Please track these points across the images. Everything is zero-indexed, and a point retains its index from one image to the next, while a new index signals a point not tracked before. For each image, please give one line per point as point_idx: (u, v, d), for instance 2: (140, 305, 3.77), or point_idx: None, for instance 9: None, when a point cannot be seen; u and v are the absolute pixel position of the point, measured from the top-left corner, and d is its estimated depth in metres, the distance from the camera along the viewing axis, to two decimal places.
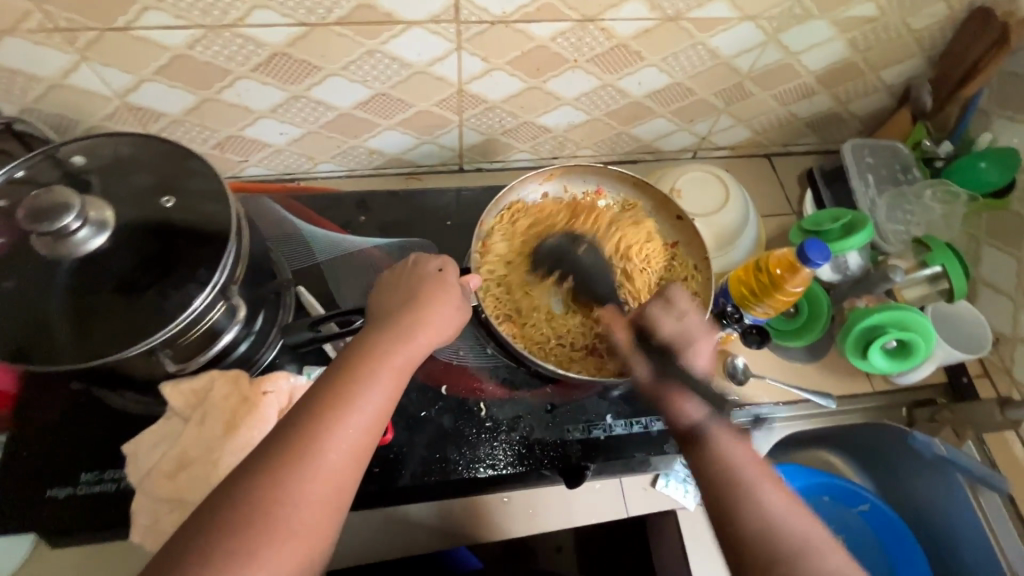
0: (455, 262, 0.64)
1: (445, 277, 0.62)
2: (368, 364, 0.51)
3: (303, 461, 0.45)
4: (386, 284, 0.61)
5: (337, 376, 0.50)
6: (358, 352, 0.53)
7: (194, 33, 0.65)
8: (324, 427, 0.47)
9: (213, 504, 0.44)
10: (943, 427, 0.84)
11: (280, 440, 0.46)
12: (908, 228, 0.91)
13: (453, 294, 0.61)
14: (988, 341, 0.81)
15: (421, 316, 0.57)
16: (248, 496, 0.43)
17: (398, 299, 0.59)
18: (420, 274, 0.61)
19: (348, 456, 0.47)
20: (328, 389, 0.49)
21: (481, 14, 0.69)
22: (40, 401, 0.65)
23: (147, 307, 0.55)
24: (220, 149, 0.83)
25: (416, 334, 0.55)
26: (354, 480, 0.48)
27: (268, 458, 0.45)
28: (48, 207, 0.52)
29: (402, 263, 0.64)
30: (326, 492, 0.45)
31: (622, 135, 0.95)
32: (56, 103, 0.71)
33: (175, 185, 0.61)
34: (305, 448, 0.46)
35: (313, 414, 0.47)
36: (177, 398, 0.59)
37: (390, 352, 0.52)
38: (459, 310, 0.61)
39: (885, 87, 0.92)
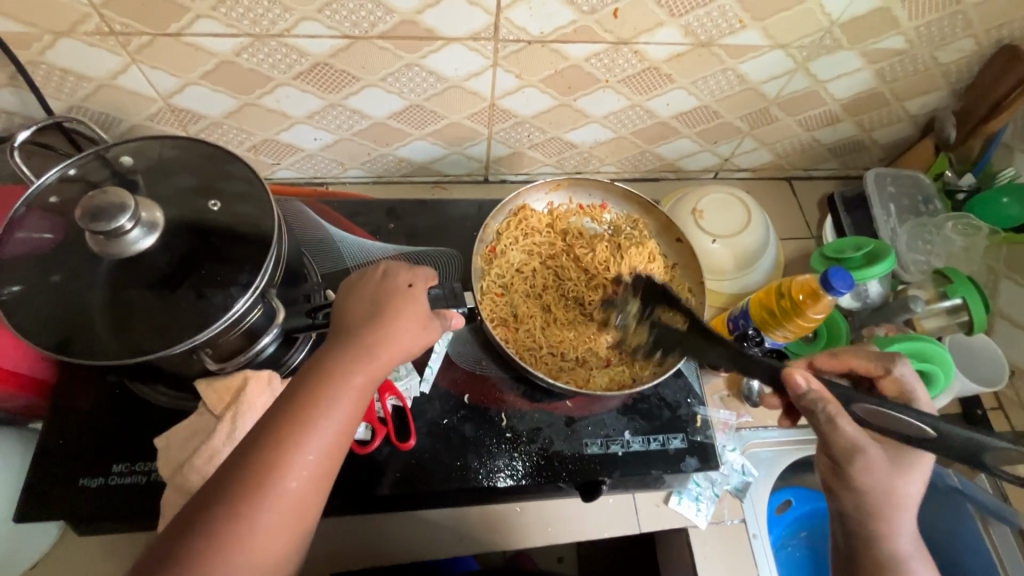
0: (429, 272, 0.59)
1: (415, 292, 0.56)
2: (326, 386, 0.49)
3: (262, 494, 0.44)
4: (353, 289, 0.56)
5: (296, 400, 0.48)
6: (315, 372, 0.50)
7: (242, 42, 0.67)
8: (278, 463, 0.45)
9: (178, 529, 0.43)
10: (957, 458, 0.85)
11: (238, 469, 0.45)
12: (928, 258, 0.91)
13: (423, 308, 0.56)
14: (1004, 376, 0.82)
15: (388, 334, 0.53)
16: (210, 529, 0.43)
17: (363, 310, 0.54)
18: (389, 285, 0.56)
19: (303, 490, 0.46)
20: (287, 414, 0.47)
21: (520, 33, 0.70)
22: (76, 391, 0.67)
23: (190, 307, 0.57)
24: (255, 151, 0.85)
25: (380, 355, 0.51)
26: (311, 506, 0.47)
27: (226, 490, 0.44)
28: (102, 208, 0.53)
29: (373, 269, 0.58)
30: (285, 524, 0.45)
31: (646, 153, 0.96)
32: (103, 102, 0.74)
33: (218, 187, 0.62)
34: (262, 480, 0.44)
35: (269, 443, 0.46)
36: (211, 393, 0.61)
37: (352, 373, 0.49)
38: (433, 323, 0.57)
39: (909, 118, 0.93)
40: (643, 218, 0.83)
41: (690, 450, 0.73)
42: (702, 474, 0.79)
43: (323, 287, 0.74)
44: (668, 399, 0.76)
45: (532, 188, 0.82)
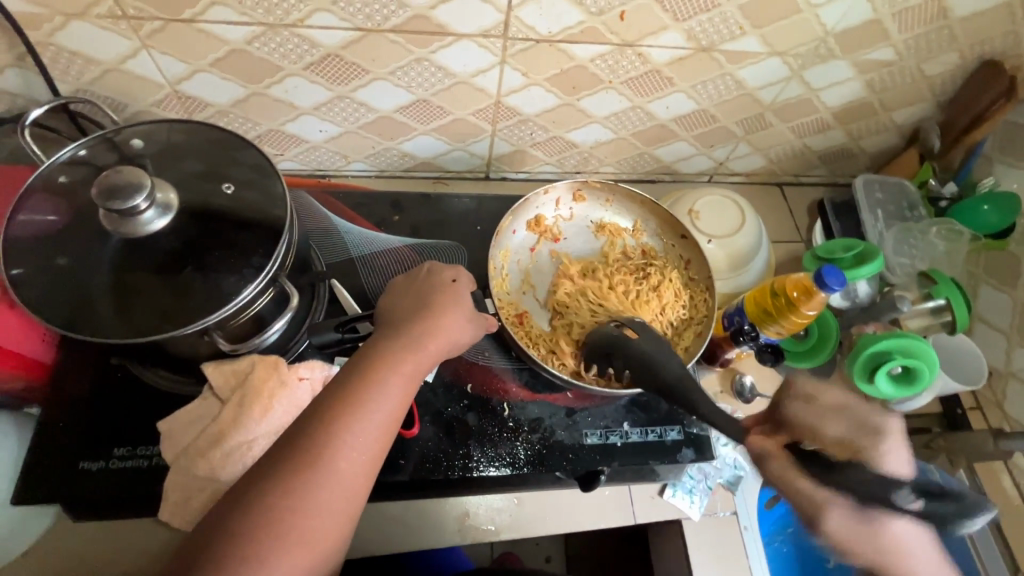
0: (470, 275, 0.65)
1: (457, 288, 0.62)
2: (378, 371, 0.53)
3: (320, 470, 0.47)
4: (398, 290, 0.62)
5: (350, 386, 0.51)
6: (366, 358, 0.54)
7: (254, 30, 0.68)
8: (333, 442, 0.48)
9: (235, 504, 0.46)
10: (937, 453, 0.88)
11: (294, 445, 0.48)
12: (913, 261, 0.95)
13: (465, 304, 0.62)
14: (983, 372, 0.85)
15: (434, 325, 0.58)
16: (269, 500, 0.45)
17: (410, 304, 0.60)
18: (432, 282, 0.62)
19: (356, 470, 0.49)
20: (340, 394, 0.51)
21: (528, 32, 0.72)
22: (78, 375, 0.66)
23: (202, 289, 0.57)
24: (259, 142, 0.86)
25: (427, 340, 0.56)
26: (365, 486, 0.50)
27: (280, 466, 0.47)
28: (117, 185, 0.53)
29: (417, 269, 0.65)
30: (339, 497, 0.48)
31: (644, 155, 0.99)
32: (110, 86, 0.73)
33: (226, 173, 0.63)
34: (318, 456, 0.48)
35: (324, 421, 0.49)
36: (218, 377, 0.61)
37: (403, 362, 0.54)
38: (474, 319, 0.62)
39: (895, 128, 0.97)
40: (647, 221, 0.86)
41: (687, 442, 0.75)
42: (696, 468, 0.81)
43: (327, 277, 0.75)
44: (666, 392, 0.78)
45: (549, 192, 0.84)
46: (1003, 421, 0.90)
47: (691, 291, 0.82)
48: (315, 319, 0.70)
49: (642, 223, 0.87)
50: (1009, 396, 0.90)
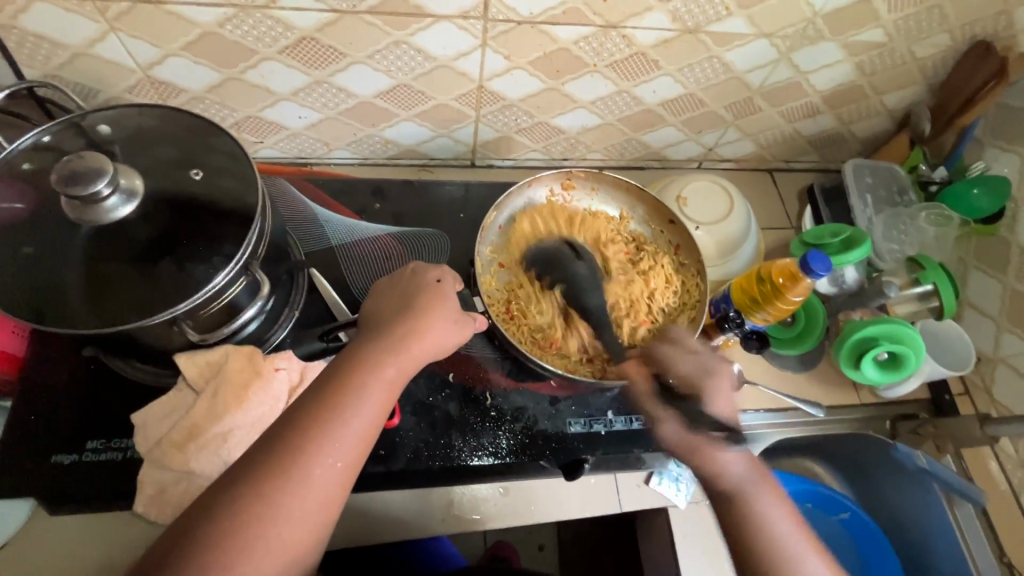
0: (456, 274, 0.64)
1: (443, 288, 0.61)
2: (359, 375, 0.52)
3: (292, 474, 0.47)
4: (382, 290, 0.61)
5: (329, 390, 0.51)
6: (347, 361, 0.53)
7: (225, 12, 0.66)
8: (308, 446, 0.48)
9: (206, 507, 0.46)
10: (925, 440, 0.88)
11: (269, 449, 0.48)
12: (903, 247, 0.93)
13: (451, 303, 0.60)
14: (972, 359, 0.83)
15: (418, 326, 0.57)
16: (239, 504, 0.45)
17: (395, 304, 0.59)
18: (418, 282, 0.61)
19: (331, 476, 0.48)
20: (318, 398, 0.50)
21: (509, 13, 0.70)
22: (52, 366, 0.65)
23: (172, 278, 0.56)
24: (237, 129, 0.84)
25: (410, 342, 0.55)
26: (340, 492, 0.49)
27: (254, 470, 0.47)
28: (81, 171, 0.52)
29: (401, 269, 0.64)
30: (313, 503, 0.47)
31: (632, 141, 0.97)
32: (80, 71, 0.71)
33: (198, 159, 0.61)
34: (293, 460, 0.47)
35: (301, 424, 0.49)
36: (191, 368, 0.60)
37: (384, 366, 0.53)
38: (463, 320, 0.61)
39: (886, 112, 0.96)
40: (635, 209, 0.85)
41: None
42: (682, 456, 0.80)
43: (306, 266, 0.74)
44: None
45: (537, 180, 0.82)
46: (991, 407, 0.90)
47: (681, 278, 0.81)
48: (294, 308, 0.70)
49: (629, 211, 0.85)
50: (998, 382, 0.90)
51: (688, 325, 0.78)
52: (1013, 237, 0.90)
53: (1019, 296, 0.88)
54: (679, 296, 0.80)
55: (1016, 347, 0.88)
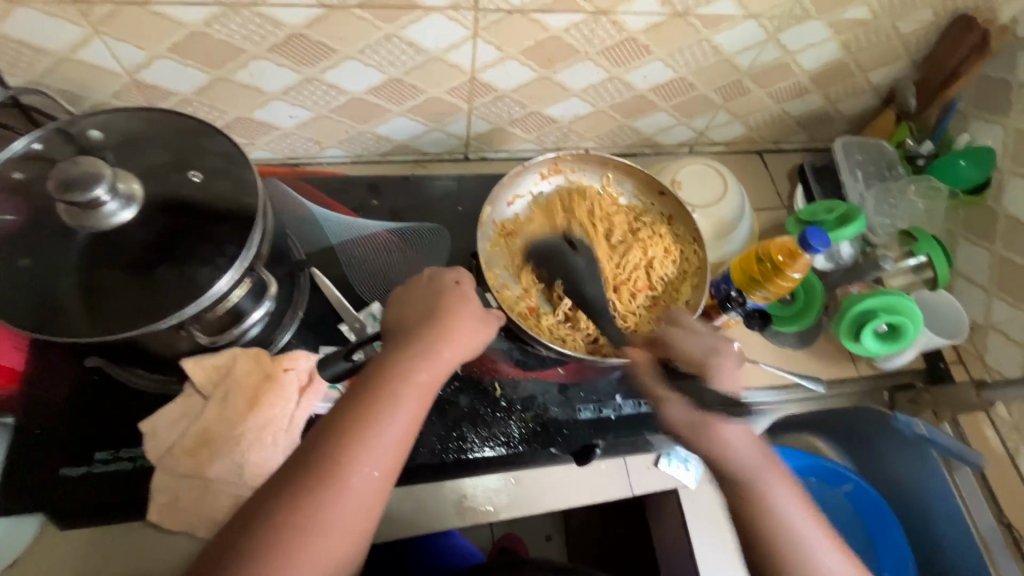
0: (470, 275, 0.65)
1: (463, 289, 0.63)
2: (392, 384, 0.53)
3: (332, 485, 0.48)
4: (402, 295, 0.63)
5: (364, 398, 0.52)
6: (379, 370, 0.54)
7: (212, 11, 0.65)
8: (346, 455, 0.49)
9: (248, 517, 0.47)
10: (923, 408, 0.90)
11: (309, 459, 0.49)
12: (894, 221, 0.94)
13: (471, 303, 0.62)
14: (964, 329, 0.85)
15: (443, 330, 0.58)
16: (282, 513, 0.46)
17: (418, 310, 0.61)
18: (438, 286, 0.63)
19: (368, 484, 0.49)
20: (354, 408, 0.51)
21: (500, 3, 0.70)
22: (57, 381, 0.64)
23: (175, 282, 0.55)
24: (227, 131, 0.82)
25: (439, 348, 0.57)
26: (378, 501, 0.50)
27: (296, 482, 0.47)
28: (78, 176, 0.51)
29: (418, 277, 0.64)
30: (353, 510, 0.48)
31: (624, 128, 0.98)
32: (63, 77, 0.70)
33: (193, 161, 0.61)
34: (333, 470, 0.48)
35: (339, 434, 0.50)
36: (199, 373, 0.59)
37: (416, 374, 0.54)
38: (482, 323, 0.62)
39: (871, 89, 0.97)
40: (625, 185, 0.85)
41: None
42: None
43: (306, 266, 0.73)
44: None
45: (525, 170, 0.81)
46: (985, 373, 0.92)
47: (680, 248, 0.81)
48: (296, 308, 0.69)
49: (619, 187, 0.85)
50: (990, 349, 0.93)
51: (693, 292, 0.78)
52: (999, 207, 0.91)
53: (1009, 264, 0.90)
54: (679, 265, 0.80)
55: (1008, 313, 0.90)
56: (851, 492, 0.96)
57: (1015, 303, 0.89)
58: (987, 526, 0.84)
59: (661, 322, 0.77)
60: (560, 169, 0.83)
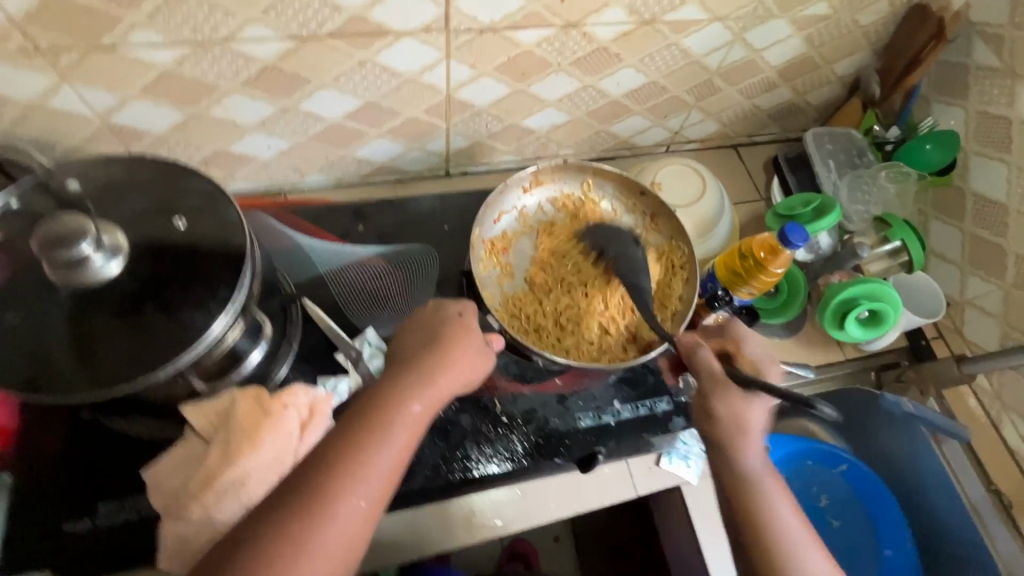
0: (474, 306, 0.67)
1: (466, 321, 0.64)
2: (387, 414, 0.54)
3: (319, 516, 0.47)
4: (407, 325, 0.64)
5: (358, 429, 0.53)
6: (375, 400, 0.55)
7: (182, 51, 0.64)
8: (335, 485, 0.49)
9: (231, 547, 0.46)
10: (909, 386, 0.93)
11: (294, 491, 0.49)
12: (868, 208, 0.98)
13: (475, 336, 0.64)
14: (942, 308, 0.88)
15: (441, 358, 0.60)
16: (265, 543, 0.46)
17: (419, 340, 0.62)
18: (441, 316, 0.64)
19: (356, 515, 0.49)
20: (344, 439, 0.52)
21: (471, 23, 0.71)
22: (52, 434, 0.63)
23: (167, 330, 0.55)
24: (205, 166, 0.82)
25: (435, 377, 0.58)
26: (365, 533, 0.50)
27: (279, 516, 0.47)
28: (64, 234, 0.51)
29: (424, 308, 0.66)
30: (339, 542, 0.48)
31: (601, 133, 0.99)
32: (33, 125, 0.69)
33: (176, 205, 0.60)
34: (320, 502, 0.48)
35: (329, 465, 0.50)
36: (200, 417, 0.59)
37: (412, 404, 0.55)
38: (480, 352, 0.64)
39: (837, 79, 1.00)
40: (605, 189, 0.86)
41: (676, 411, 0.78)
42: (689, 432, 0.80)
43: (298, 297, 0.74)
44: (651, 365, 0.81)
45: (508, 186, 0.82)
46: (964, 347, 0.97)
47: (663, 247, 0.84)
48: (291, 341, 0.70)
49: (600, 191, 0.86)
50: (967, 323, 0.96)
51: (684, 288, 0.81)
52: (966, 186, 0.95)
53: (979, 240, 0.93)
54: (663, 264, 0.83)
55: (981, 288, 0.93)
56: (846, 472, 0.98)
57: (987, 277, 0.92)
58: (977, 492, 0.88)
59: (658, 319, 0.80)
60: (541, 180, 0.84)
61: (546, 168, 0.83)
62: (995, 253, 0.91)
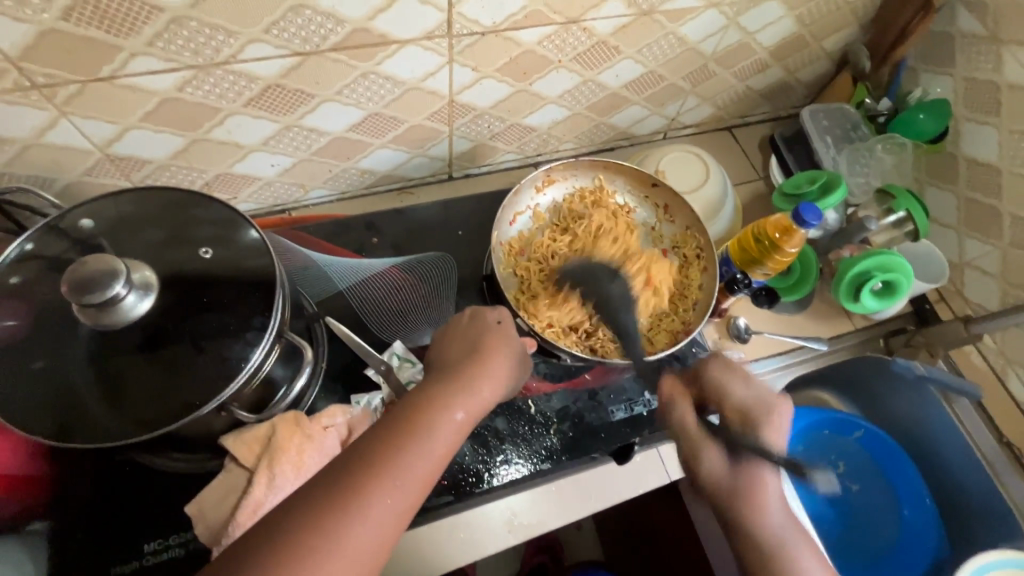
0: (510, 312, 0.69)
1: (505, 329, 0.66)
2: (432, 415, 0.54)
3: (354, 506, 0.47)
4: (444, 337, 0.66)
5: (402, 429, 0.52)
6: (419, 401, 0.55)
7: (183, 75, 0.63)
8: (373, 479, 0.48)
9: (264, 528, 0.46)
10: (919, 350, 0.95)
11: (326, 485, 0.48)
12: (868, 178, 1.01)
13: (512, 345, 0.65)
14: (944, 271, 0.92)
15: (482, 367, 0.60)
16: (294, 530, 0.45)
17: (460, 350, 0.63)
18: (481, 325, 0.66)
19: (390, 513, 0.48)
20: (384, 439, 0.51)
21: (473, 26, 0.70)
22: (84, 478, 0.62)
23: (205, 363, 0.55)
24: (208, 189, 0.80)
25: (479, 385, 0.58)
26: (398, 531, 0.49)
27: (308, 504, 0.46)
28: (91, 277, 0.49)
29: (459, 316, 0.68)
30: (370, 539, 0.47)
31: (601, 125, 0.99)
32: (31, 163, 0.66)
33: (195, 235, 0.59)
34: (358, 496, 0.47)
35: (368, 462, 0.49)
36: (241, 447, 0.59)
37: (456, 408, 0.55)
38: (518, 363, 0.64)
39: (826, 55, 1.01)
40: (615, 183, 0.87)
41: None
42: None
43: (320, 316, 0.73)
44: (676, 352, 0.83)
45: (521, 188, 0.83)
46: (966, 307, 1.00)
47: (677, 237, 0.85)
48: (321, 361, 0.69)
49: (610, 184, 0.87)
50: (967, 284, 0.99)
51: (702, 276, 0.83)
52: (958, 152, 0.97)
53: (974, 204, 0.96)
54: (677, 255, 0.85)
55: (979, 250, 0.96)
56: (862, 438, 1.00)
57: (984, 239, 0.95)
58: (987, 445, 0.91)
59: (681, 307, 0.82)
60: (552, 179, 0.85)
61: (556, 167, 0.84)
62: (991, 214, 0.93)
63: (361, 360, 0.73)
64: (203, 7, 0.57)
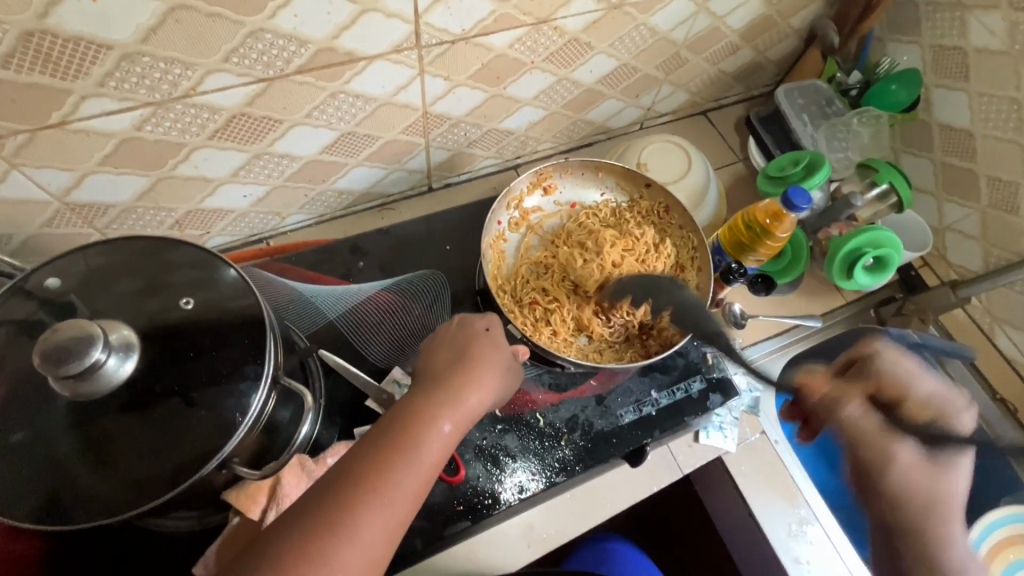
0: (499, 318, 0.67)
1: (493, 336, 0.64)
2: (415, 428, 0.52)
3: (338, 528, 0.46)
4: (435, 344, 0.63)
5: (386, 443, 0.51)
6: (402, 413, 0.54)
7: (141, 113, 0.59)
8: (357, 501, 0.47)
9: (255, 553, 0.45)
10: (911, 317, 0.95)
11: (303, 508, 0.47)
12: (846, 154, 1.02)
13: (503, 352, 0.63)
14: (928, 241, 0.93)
15: (473, 378, 0.58)
16: (285, 551, 0.44)
17: (451, 357, 0.61)
18: (469, 333, 0.64)
19: (376, 532, 0.47)
20: (370, 457, 0.50)
21: (442, 35, 0.67)
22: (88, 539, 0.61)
23: (197, 420, 0.52)
24: (179, 227, 0.76)
25: (466, 395, 0.56)
26: (390, 548, 0.48)
27: (296, 528, 0.45)
28: (64, 346, 0.46)
29: (449, 323, 0.66)
30: (356, 561, 0.45)
31: (578, 122, 0.97)
32: None
33: (172, 284, 0.56)
34: (344, 520, 0.46)
35: (352, 480, 0.48)
36: (244, 499, 0.57)
37: (441, 420, 0.54)
38: (507, 370, 0.62)
39: (794, 32, 1.01)
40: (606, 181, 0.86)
41: (712, 388, 0.79)
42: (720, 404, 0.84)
43: (313, 350, 0.70)
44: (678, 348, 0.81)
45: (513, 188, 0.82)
46: (950, 270, 1.02)
47: (671, 235, 0.84)
48: (319, 398, 0.67)
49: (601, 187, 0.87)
50: (950, 248, 1.01)
51: (699, 275, 0.82)
52: (931, 119, 0.98)
53: (950, 168, 0.97)
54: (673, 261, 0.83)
55: (958, 214, 0.98)
56: None
57: (963, 202, 0.96)
58: (986, 405, 0.92)
59: None
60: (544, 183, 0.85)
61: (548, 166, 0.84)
62: (967, 177, 0.95)
63: (359, 392, 0.71)
64: (155, 41, 0.53)
